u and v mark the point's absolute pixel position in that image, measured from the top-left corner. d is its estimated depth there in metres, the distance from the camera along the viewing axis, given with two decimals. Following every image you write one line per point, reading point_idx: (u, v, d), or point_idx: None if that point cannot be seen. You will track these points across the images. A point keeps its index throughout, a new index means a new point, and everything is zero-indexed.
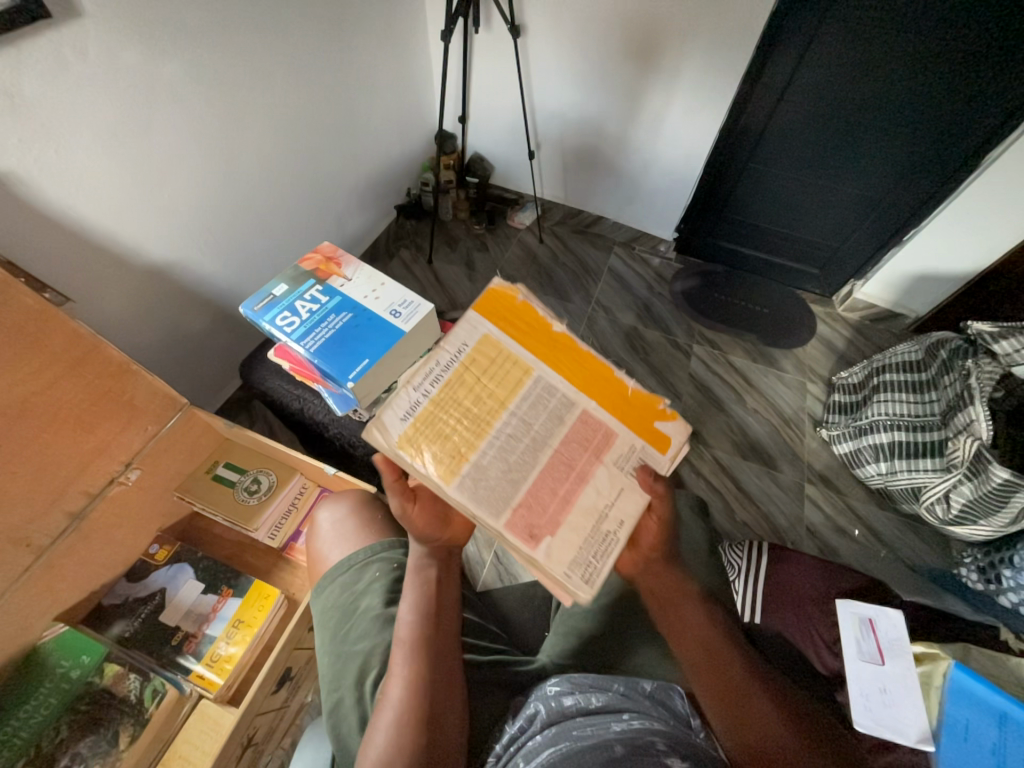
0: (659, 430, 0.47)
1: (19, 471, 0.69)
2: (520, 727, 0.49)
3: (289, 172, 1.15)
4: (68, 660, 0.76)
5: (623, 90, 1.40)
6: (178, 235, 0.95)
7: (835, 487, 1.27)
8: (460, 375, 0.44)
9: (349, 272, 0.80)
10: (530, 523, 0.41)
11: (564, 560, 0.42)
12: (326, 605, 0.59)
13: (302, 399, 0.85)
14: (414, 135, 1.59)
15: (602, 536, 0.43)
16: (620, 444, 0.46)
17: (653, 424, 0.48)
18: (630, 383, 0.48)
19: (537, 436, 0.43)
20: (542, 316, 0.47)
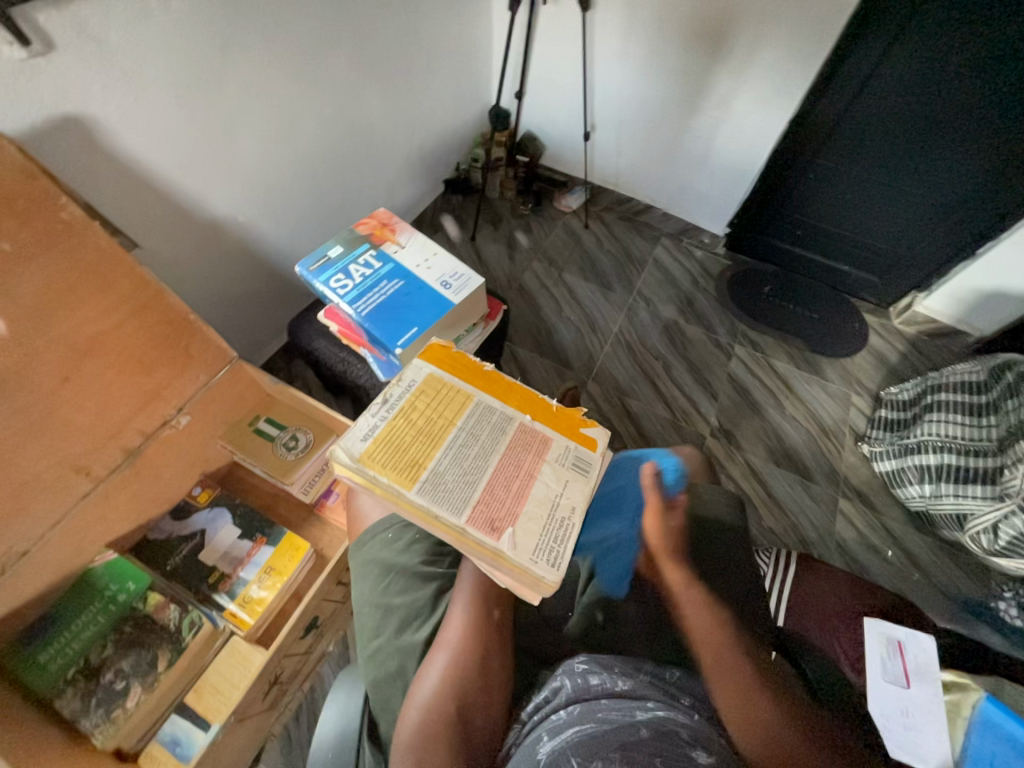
0: (586, 433, 0.53)
1: (84, 404, 0.73)
2: (545, 697, 0.50)
3: (347, 138, 1.15)
4: (116, 584, 0.81)
5: (690, 73, 1.34)
6: (239, 192, 0.97)
7: (871, 504, 1.23)
8: (411, 405, 0.51)
9: (403, 239, 0.80)
10: (489, 516, 0.45)
11: (528, 547, 0.44)
12: (365, 559, 0.60)
13: (345, 361, 0.87)
14: (469, 108, 1.57)
15: (558, 522, 0.46)
16: (557, 445, 0.51)
17: (580, 429, 0.53)
18: (555, 400, 0.55)
19: (484, 443, 0.49)
20: (475, 360, 0.57)
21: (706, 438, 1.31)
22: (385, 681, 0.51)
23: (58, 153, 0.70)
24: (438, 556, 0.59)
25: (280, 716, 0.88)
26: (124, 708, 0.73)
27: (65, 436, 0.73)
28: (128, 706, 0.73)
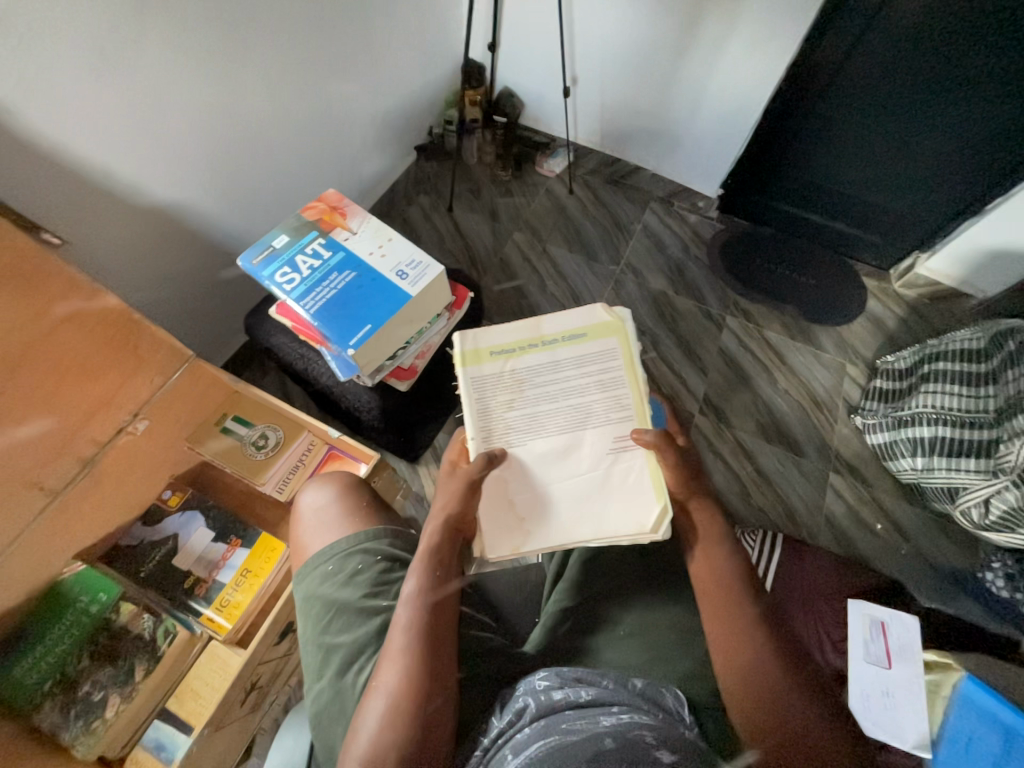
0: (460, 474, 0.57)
1: (25, 417, 0.69)
2: (508, 721, 0.47)
3: (299, 107, 1.05)
4: (87, 596, 0.79)
5: (676, 18, 1.22)
6: (181, 175, 0.89)
7: (862, 477, 1.21)
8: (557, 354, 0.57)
9: (355, 224, 0.73)
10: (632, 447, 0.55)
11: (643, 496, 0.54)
12: (307, 593, 0.57)
13: (306, 358, 0.82)
14: (437, 64, 1.44)
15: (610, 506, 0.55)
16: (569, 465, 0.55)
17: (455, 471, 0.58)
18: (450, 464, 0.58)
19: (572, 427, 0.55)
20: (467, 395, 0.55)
21: (695, 416, 1.27)
22: (329, 722, 0.50)
23: None
24: (384, 588, 0.56)
25: (268, 713, 0.88)
26: (104, 718, 0.73)
27: (9, 452, 0.69)
28: (107, 716, 0.73)
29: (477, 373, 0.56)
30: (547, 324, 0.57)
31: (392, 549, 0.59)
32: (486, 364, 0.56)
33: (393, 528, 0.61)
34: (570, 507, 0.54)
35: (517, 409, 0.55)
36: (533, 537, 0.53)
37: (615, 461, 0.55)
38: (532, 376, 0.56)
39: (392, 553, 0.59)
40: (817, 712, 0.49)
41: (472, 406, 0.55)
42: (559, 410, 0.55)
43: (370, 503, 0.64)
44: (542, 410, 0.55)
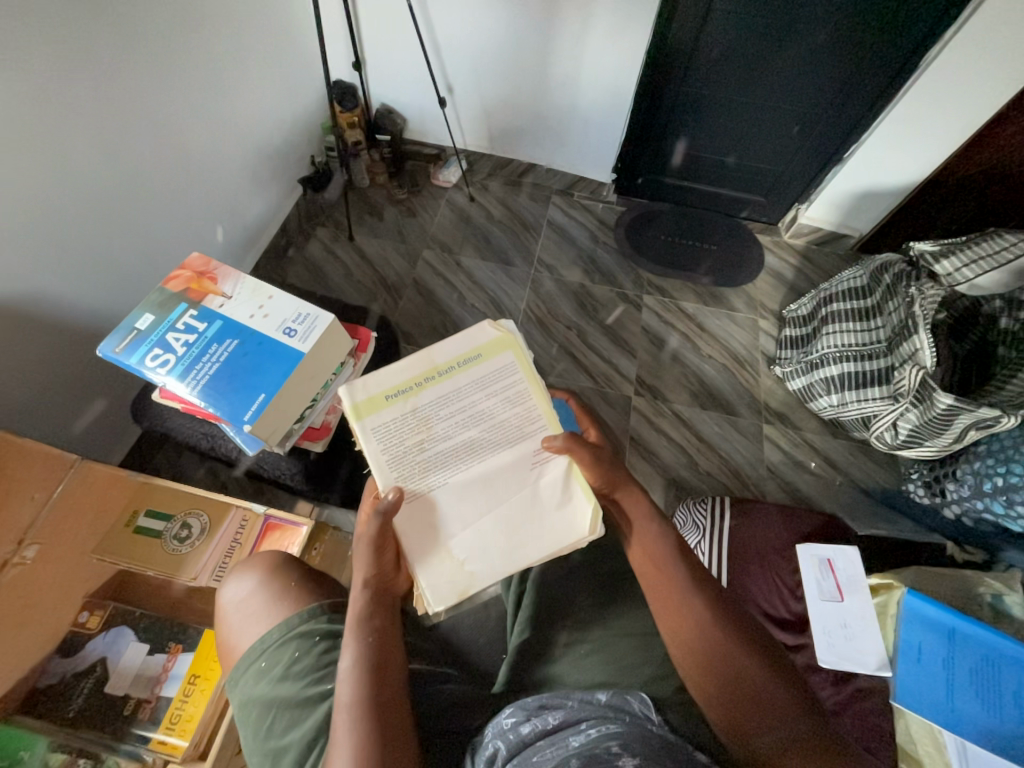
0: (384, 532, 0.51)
1: None
2: None
3: (152, 161, 0.96)
4: (4, 758, 0.69)
5: (534, 16, 1.23)
6: (20, 262, 0.78)
7: (791, 422, 1.29)
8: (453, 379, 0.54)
9: (228, 287, 0.67)
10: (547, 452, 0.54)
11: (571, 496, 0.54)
12: (243, 700, 0.54)
13: (210, 436, 0.75)
14: (303, 91, 1.37)
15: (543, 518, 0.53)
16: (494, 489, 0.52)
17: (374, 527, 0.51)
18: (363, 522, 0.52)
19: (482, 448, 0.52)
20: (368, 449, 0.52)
21: (632, 398, 1.30)
22: None
23: None
24: (325, 671, 0.53)
25: None
26: None
27: None
28: None
29: (379, 421, 0.52)
30: (440, 353, 0.53)
31: (330, 624, 0.57)
32: (385, 410, 0.52)
33: (328, 601, 0.59)
34: (503, 532, 0.52)
35: (427, 450, 0.52)
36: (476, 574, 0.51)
37: (536, 473, 0.53)
38: (435, 411, 0.52)
39: (330, 629, 0.56)
40: (760, 658, 0.51)
41: (382, 457, 0.52)
42: (469, 439, 0.52)
43: (299, 580, 0.61)
44: (451, 444, 0.52)
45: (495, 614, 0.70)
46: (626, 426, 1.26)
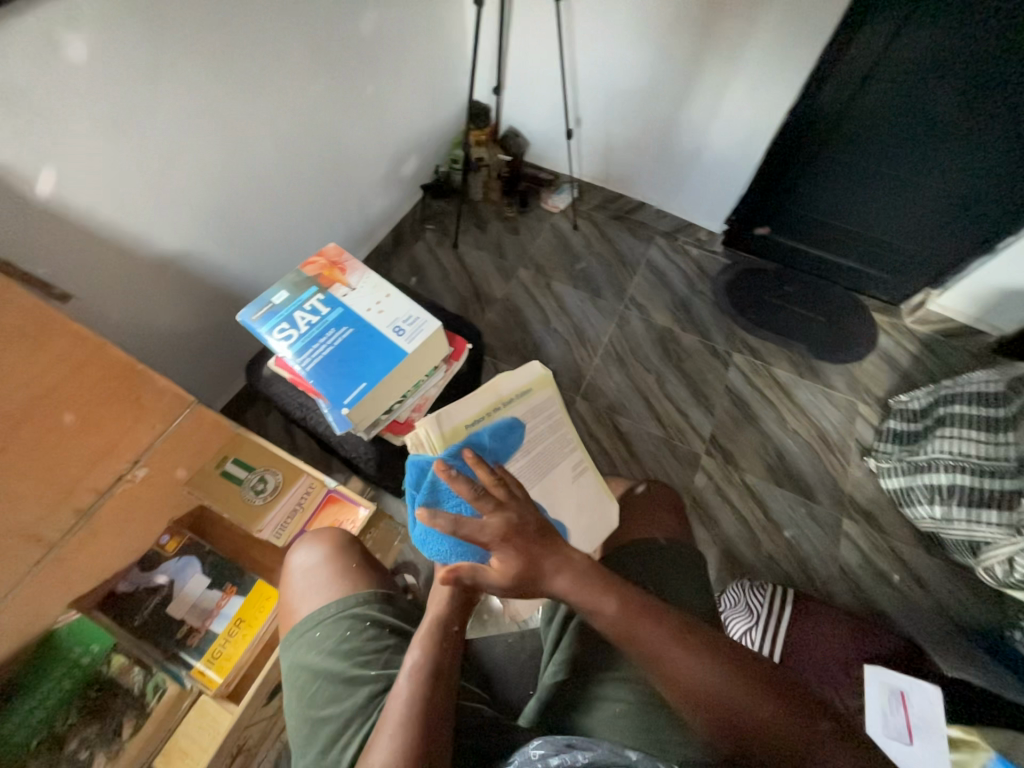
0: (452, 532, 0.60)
1: (26, 471, 0.70)
2: None
3: (307, 155, 1.08)
4: (80, 646, 0.80)
5: (676, 64, 1.24)
6: (189, 226, 0.91)
7: (877, 524, 1.16)
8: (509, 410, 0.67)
9: (353, 279, 0.74)
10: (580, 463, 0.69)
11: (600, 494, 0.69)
12: (293, 662, 0.59)
13: (305, 407, 0.82)
14: (443, 107, 1.48)
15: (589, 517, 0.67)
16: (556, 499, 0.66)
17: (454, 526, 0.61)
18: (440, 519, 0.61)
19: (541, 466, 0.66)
20: None
21: (702, 457, 1.25)
22: None
23: None
24: (372, 657, 0.57)
25: None
26: None
27: (8, 505, 0.69)
28: None
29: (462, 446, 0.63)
30: (500, 388, 0.67)
31: (381, 614, 0.61)
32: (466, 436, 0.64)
33: (382, 592, 0.64)
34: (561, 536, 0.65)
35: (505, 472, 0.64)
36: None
37: (579, 484, 0.68)
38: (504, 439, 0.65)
39: (381, 618, 0.61)
40: (717, 665, 0.48)
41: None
42: (530, 462, 0.66)
43: (357, 565, 0.66)
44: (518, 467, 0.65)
45: (529, 645, 0.69)
46: (689, 485, 1.21)
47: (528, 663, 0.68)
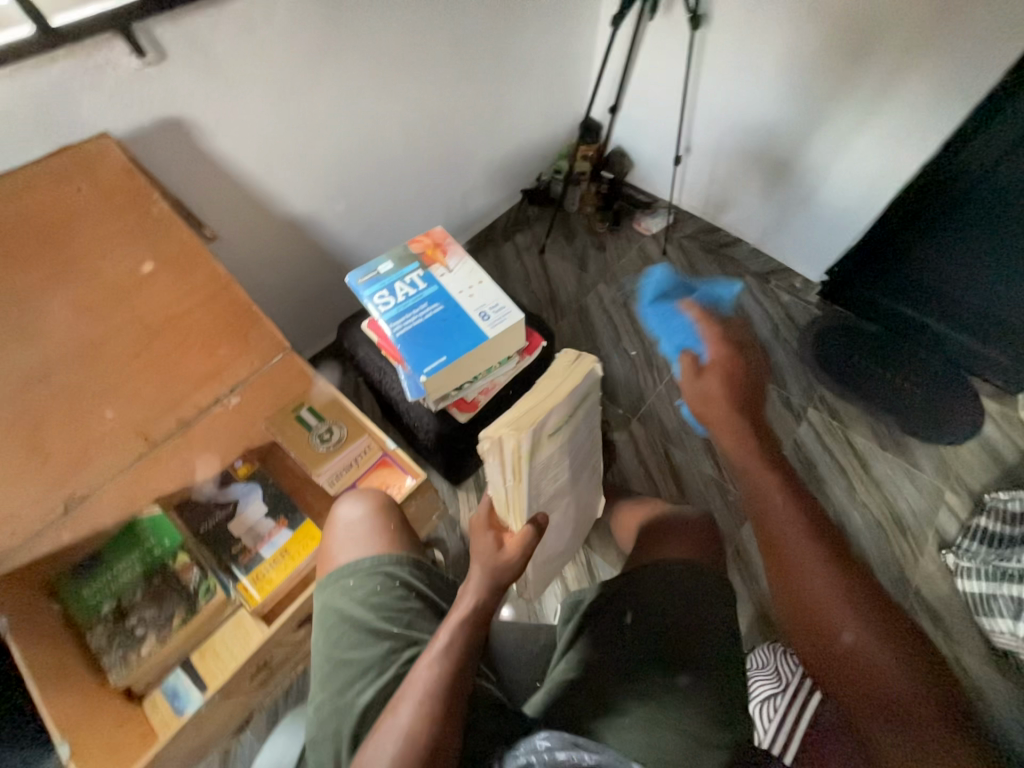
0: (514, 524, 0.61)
1: (150, 377, 0.82)
2: None
3: (427, 147, 1.17)
4: (155, 538, 0.90)
5: (806, 105, 1.20)
6: (318, 193, 1.02)
7: (944, 628, 1.04)
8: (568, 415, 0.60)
9: (452, 262, 0.79)
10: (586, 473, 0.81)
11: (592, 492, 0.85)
12: (326, 604, 0.64)
13: (383, 371, 0.89)
14: (558, 120, 1.53)
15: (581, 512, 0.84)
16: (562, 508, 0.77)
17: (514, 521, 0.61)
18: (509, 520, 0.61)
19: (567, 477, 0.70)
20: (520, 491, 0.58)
21: None
22: (324, 738, 0.54)
23: (155, 153, 0.76)
24: (396, 615, 0.61)
25: (271, 693, 0.91)
26: (139, 654, 0.81)
27: (131, 402, 0.81)
28: (142, 653, 0.81)
29: (535, 457, 0.58)
30: (574, 402, 0.58)
31: (410, 577, 0.65)
32: (542, 450, 0.58)
33: (414, 557, 0.67)
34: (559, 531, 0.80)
35: (553, 480, 0.67)
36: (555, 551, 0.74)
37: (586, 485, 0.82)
38: (562, 446, 0.63)
39: (408, 582, 0.64)
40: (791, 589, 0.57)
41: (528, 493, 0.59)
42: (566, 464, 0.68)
43: (394, 526, 0.70)
44: (559, 473, 0.68)
45: (543, 641, 0.70)
46: (734, 533, 1.16)
47: (539, 659, 0.69)
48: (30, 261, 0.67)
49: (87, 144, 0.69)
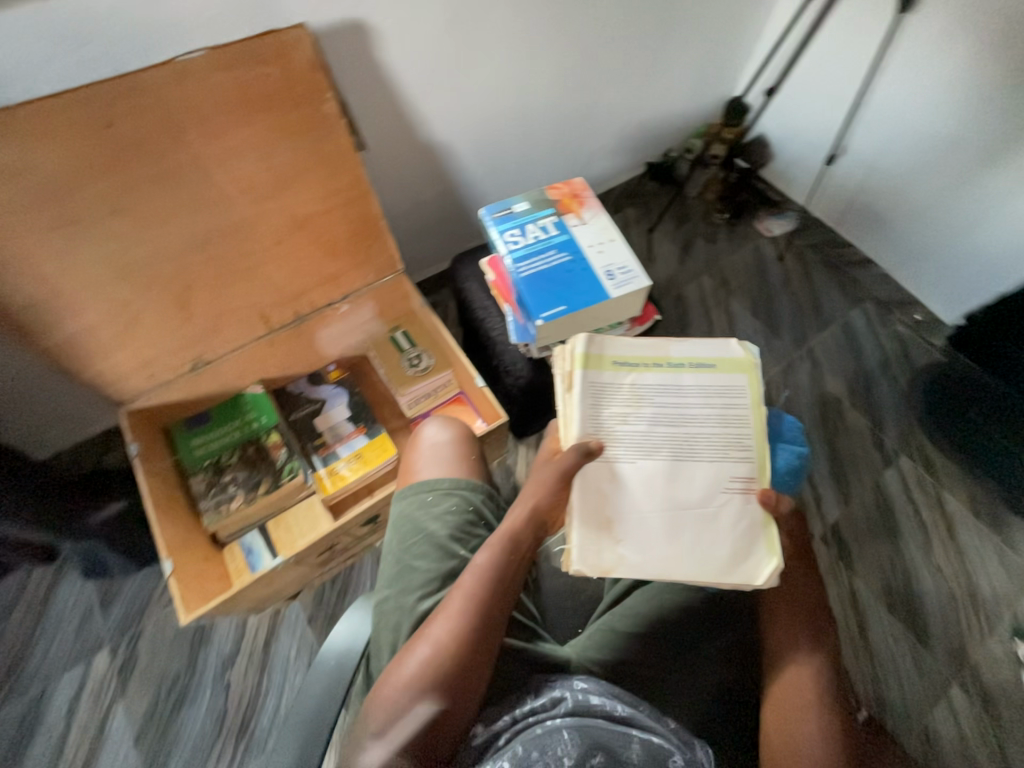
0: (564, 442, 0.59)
1: (282, 266, 0.88)
2: (543, 704, 0.52)
3: (571, 96, 1.14)
4: (254, 413, 1.00)
5: (1004, 122, 1.05)
6: (460, 124, 1.02)
7: (995, 714, 0.98)
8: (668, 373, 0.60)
9: (586, 214, 0.78)
10: None
11: None
12: (403, 512, 0.69)
13: (487, 312, 0.92)
14: (706, 93, 1.44)
15: None
16: None
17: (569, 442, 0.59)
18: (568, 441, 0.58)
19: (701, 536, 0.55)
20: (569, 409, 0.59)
21: (813, 539, 1.14)
22: (385, 628, 0.60)
23: (333, 52, 0.79)
24: (465, 537, 0.66)
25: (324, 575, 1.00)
26: (228, 506, 0.91)
27: (263, 286, 0.88)
28: (230, 506, 0.91)
29: (597, 377, 0.60)
30: (674, 349, 0.62)
31: (482, 506, 0.69)
32: (609, 374, 0.60)
33: (487, 488, 0.72)
34: None
35: (630, 433, 0.58)
36: (626, 548, 0.55)
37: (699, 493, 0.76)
38: (644, 394, 0.59)
39: (479, 509, 0.69)
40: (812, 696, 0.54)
41: (583, 409, 0.58)
42: (668, 439, 0.58)
43: (474, 458, 0.76)
44: (644, 437, 0.58)
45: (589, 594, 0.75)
46: None
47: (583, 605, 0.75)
48: (218, 133, 0.70)
49: (284, 30, 0.68)
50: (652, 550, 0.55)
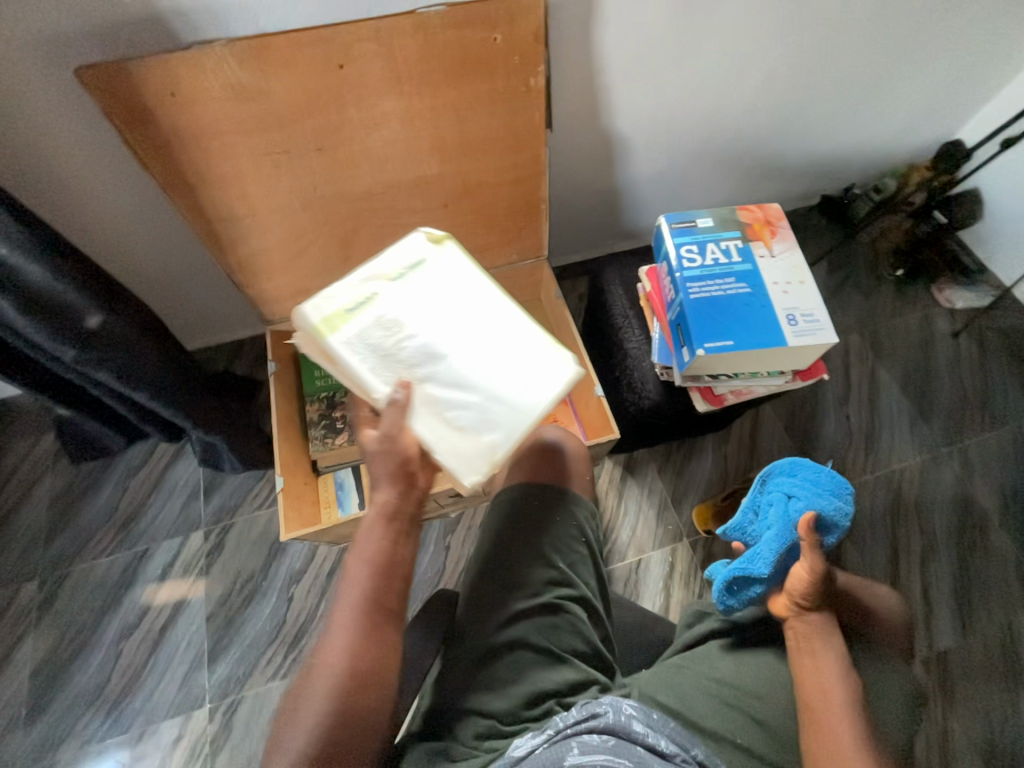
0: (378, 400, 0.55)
1: (438, 228, 0.89)
2: (586, 714, 0.53)
3: (770, 109, 1.03)
4: None
5: None
6: (646, 119, 0.96)
7: None
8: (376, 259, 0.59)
9: (777, 246, 0.71)
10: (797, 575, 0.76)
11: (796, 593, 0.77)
12: (503, 507, 0.69)
13: (625, 321, 0.87)
14: (921, 131, 1.25)
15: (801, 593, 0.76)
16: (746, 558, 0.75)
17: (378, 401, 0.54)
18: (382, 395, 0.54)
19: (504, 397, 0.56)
20: (354, 378, 0.54)
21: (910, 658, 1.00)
22: (475, 617, 0.62)
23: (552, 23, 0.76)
24: (566, 552, 0.65)
25: None
26: (334, 440, 0.96)
27: None
28: (335, 441, 0.96)
29: (342, 338, 0.54)
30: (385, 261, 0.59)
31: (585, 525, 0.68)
32: (351, 328, 0.55)
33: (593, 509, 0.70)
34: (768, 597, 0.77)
35: (413, 347, 0.55)
36: (488, 435, 0.55)
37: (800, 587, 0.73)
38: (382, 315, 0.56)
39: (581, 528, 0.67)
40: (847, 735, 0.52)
41: (361, 367, 0.54)
42: (429, 322, 0.56)
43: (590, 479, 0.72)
44: (421, 347, 0.55)
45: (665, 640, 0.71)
46: None
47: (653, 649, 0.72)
48: (431, 89, 0.70)
49: None
50: (497, 431, 0.55)
